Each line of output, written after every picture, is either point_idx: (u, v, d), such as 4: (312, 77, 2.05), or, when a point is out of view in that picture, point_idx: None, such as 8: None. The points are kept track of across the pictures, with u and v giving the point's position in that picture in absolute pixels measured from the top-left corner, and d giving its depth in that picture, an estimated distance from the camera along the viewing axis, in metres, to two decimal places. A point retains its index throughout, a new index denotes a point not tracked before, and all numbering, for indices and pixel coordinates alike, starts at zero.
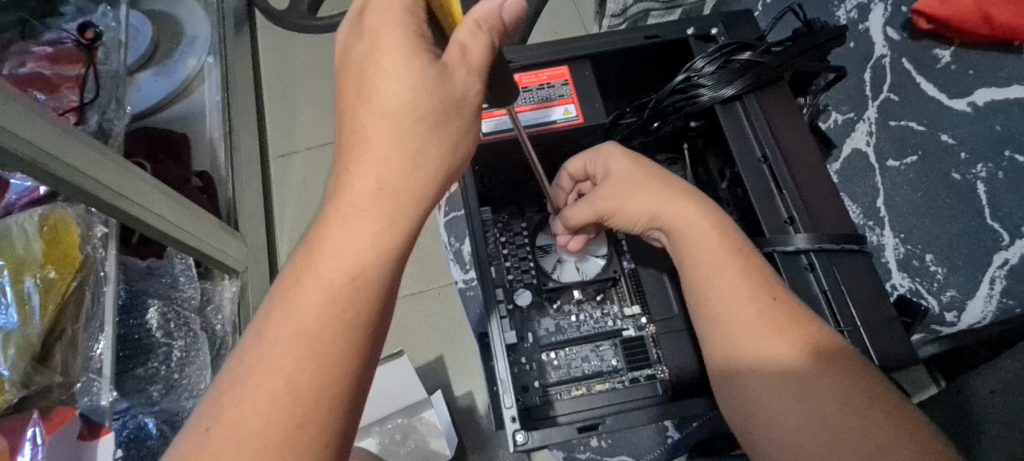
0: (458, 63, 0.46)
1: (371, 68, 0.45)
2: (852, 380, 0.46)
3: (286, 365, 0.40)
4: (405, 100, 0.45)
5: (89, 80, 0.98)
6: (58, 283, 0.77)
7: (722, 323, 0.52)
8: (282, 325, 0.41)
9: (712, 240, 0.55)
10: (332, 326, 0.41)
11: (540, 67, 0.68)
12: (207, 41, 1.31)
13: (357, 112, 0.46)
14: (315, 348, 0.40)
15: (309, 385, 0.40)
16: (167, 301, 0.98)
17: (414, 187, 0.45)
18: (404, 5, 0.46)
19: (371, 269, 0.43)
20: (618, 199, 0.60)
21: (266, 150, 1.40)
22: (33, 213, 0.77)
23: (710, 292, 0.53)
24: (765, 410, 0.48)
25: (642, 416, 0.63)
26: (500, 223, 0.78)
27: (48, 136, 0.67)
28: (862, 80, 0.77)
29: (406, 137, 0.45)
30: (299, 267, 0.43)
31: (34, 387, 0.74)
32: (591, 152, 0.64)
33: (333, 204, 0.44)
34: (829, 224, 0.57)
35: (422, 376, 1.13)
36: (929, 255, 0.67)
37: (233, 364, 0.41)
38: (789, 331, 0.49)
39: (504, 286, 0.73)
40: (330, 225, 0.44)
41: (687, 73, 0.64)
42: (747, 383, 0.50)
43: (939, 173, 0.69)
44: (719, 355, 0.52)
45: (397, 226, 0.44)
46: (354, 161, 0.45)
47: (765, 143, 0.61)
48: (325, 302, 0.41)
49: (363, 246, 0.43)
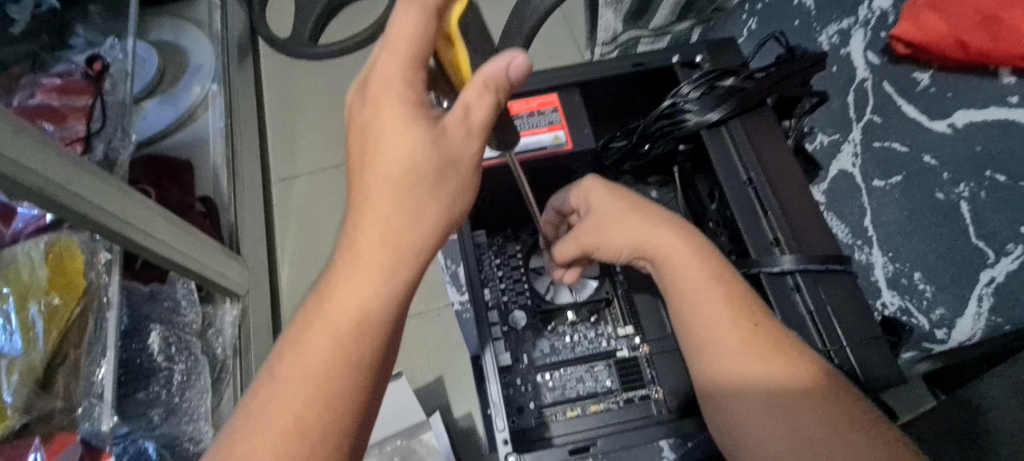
0: (459, 125, 0.47)
1: (374, 127, 0.47)
2: (837, 411, 0.48)
3: (295, 403, 0.43)
4: (405, 163, 0.46)
5: (95, 110, 1.01)
6: (62, 309, 0.78)
7: (713, 351, 0.53)
8: (292, 366, 0.44)
9: (705, 273, 0.56)
10: (338, 368, 0.43)
11: (530, 95, 0.69)
12: (211, 69, 1.36)
13: (362, 166, 0.48)
14: (322, 389, 0.43)
15: (317, 423, 0.42)
16: (168, 325, 0.99)
17: (413, 238, 0.47)
18: (406, 76, 0.47)
19: (374, 316, 0.45)
20: (598, 232, 0.62)
21: (268, 174, 1.43)
22: (39, 241, 0.79)
23: (702, 324, 0.54)
24: (752, 434, 0.49)
25: (659, 432, 0.63)
26: (494, 245, 0.79)
27: (51, 164, 0.69)
28: (845, 103, 0.78)
29: (407, 193, 0.47)
30: (310, 312, 0.46)
31: (35, 412, 0.75)
32: (576, 187, 0.65)
33: (343, 255, 0.47)
34: (814, 245, 0.59)
35: (422, 398, 1.13)
36: (917, 273, 0.68)
37: (248, 399, 0.45)
38: (777, 357, 0.51)
39: (499, 308, 0.74)
40: (338, 274, 0.46)
41: (673, 99, 0.66)
42: (737, 413, 0.51)
43: (924, 194, 0.70)
44: (709, 380, 0.53)
45: (398, 273, 0.46)
46: (361, 212, 0.47)
47: (749, 166, 0.63)
48: (332, 346, 0.44)
49: (368, 293, 0.45)
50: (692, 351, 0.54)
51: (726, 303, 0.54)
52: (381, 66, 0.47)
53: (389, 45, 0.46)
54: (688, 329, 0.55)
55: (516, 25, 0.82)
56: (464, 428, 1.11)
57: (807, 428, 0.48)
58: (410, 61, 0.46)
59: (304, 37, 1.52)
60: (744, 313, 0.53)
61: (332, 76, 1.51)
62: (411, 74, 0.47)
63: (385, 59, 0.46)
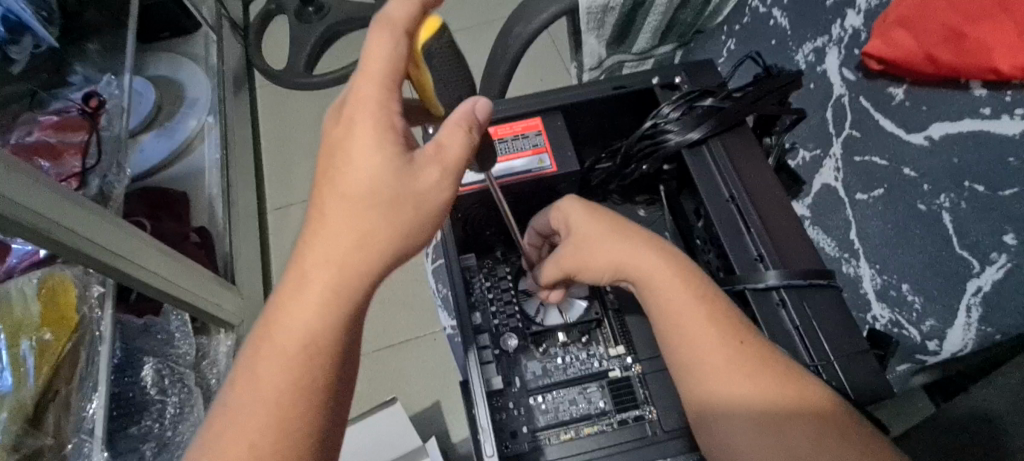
0: (433, 159, 0.50)
1: (341, 152, 0.49)
2: (819, 430, 0.48)
3: (248, 431, 0.44)
4: (366, 186, 0.48)
5: (91, 145, 1.02)
6: (53, 345, 0.79)
7: (696, 370, 0.53)
8: (245, 392, 0.45)
9: (687, 293, 0.56)
10: (289, 393, 0.44)
11: (513, 120, 0.71)
12: (208, 101, 1.38)
13: (324, 187, 0.49)
14: (275, 415, 0.44)
15: (270, 449, 0.43)
16: (162, 358, 0.99)
17: (362, 262, 0.48)
18: (379, 100, 0.49)
19: (322, 338, 0.46)
20: (579, 251, 0.62)
21: (265, 203, 1.44)
22: (32, 276, 0.80)
23: (679, 341, 0.54)
24: (737, 453, 0.49)
25: (659, 450, 0.65)
26: (485, 268, 0.80)
27: (44, 201, 0.70)
28: (824, 118, 0.80)
29: (361, 218, 0.48)
30: (259, 335, 0.47)
31: (24, 450, 0.74)
32: (554, 209, 0.66)
33: (291, 276, 0.48)
34: (797, 261, 0.59)
35: (419, 424, 1.12)
36: (905, 285, 0.69)
37: (206, 427, 0.46)
38: (760, 375, 0.50)
39: (490, 331, 0.75)
40: (285, 297, 0.47)
41: (654, 120, 0.67)
42: (716, 428, 0.51)
43: (906, 204, 0.70)
44: (694, 401, 0.53)
45: (347, 295, 0.47)
46: (313, 234, 0.48)
47: (731, 184, 0.64)
48: (282, 370, 0.45)
49: (314, 315, 0.46)
50: (673, 369, 0.55)
51: (707, 320, 0.54)
52: (357, 91, 0.49)
53: (365, 71, 0.49)
54: (667, 347, 0.55)
55: (500, 52, 0.84)
56: (462, 454, 1.09)
57: (789, 447, 0.48)
58: (386, 86, 0.49)
59: (298, 67, 1.55)
60: (727, 330, 0.53)
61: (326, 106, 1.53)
62: (384, 96, 0.49)
63: (361, 85, 0.49)
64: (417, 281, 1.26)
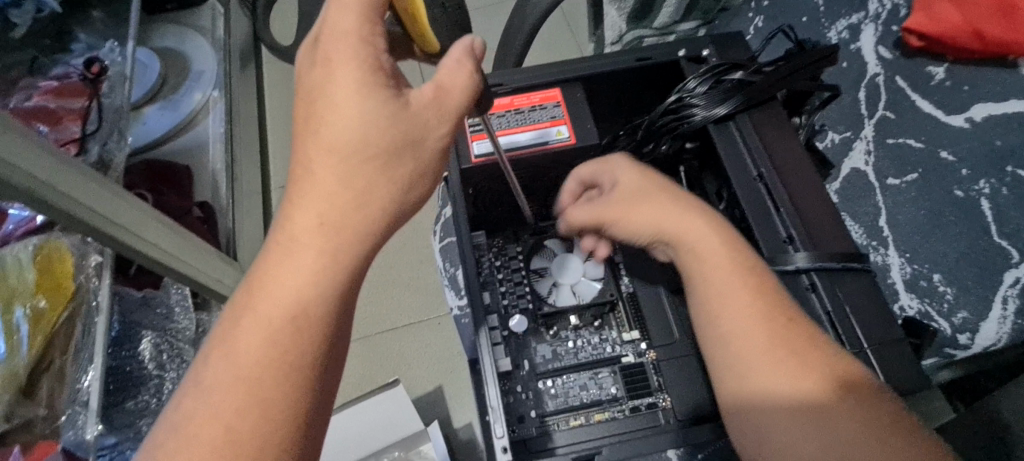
0: (429, 104, 0.49)
1: (322, 100, 0.47)
2: (870, 419, 0.44)
3: (224, 414, 0.40)
4: (357, 139, 0.46)
5: (92, 111, 0.99)
6: (48, 313, 0.75)
7: (733, 344, 0.50)
8: (220, 369, 0.41)
9: (732, 263, 0.53)
10: (274, 369, 0.41)
11: (531, 89, 0.67)
12: (214, 74, 1.34)
13: (307, 142, 0.47)
14: (256, 395, 0.40)
15: (250, 433, 0.39)
16: (161, 333, 0.96)
17: (359, 223, 0.46)
18: (360, 35, 0.47)
19: (314, 307, 0.43)
20: (621, 210, 0.59)
21: (269, 181, 1.40)
22: (28, 244, 0.77)
23: (717, 319, 0.51)
24: (775, 437, 0.46)
25: (667, 441, 0.61)
26: (494, 247, 0.76)
27: (44, 166, 0.67)
28: (857, 100, 0.77)
29: (353, 174, 0.46)
30: (240, 306, 0.43)
31: (16, 421, 0.71)
32: (598, 163, 0.63)
33: (276, 238, 0.45)
34: (830, 243, 0.56)
35: (422, 408, 1.10)
36: (936, 275, 0.66)
37: (174, 408, 0.41)
38: (806, 351, 0.48)
39: (499, 312, 0.71)
40: (271, 261, 0.44)
41: (679, 93, 0.64)
42: (753, 416, 0.48)
43: (942, 191, 0.66)
44: (733, 378, 0.49)
45: (340, 258, 0.45)
46: (298, 196, 0.46)
47: (760, 161, 0.60)
48: (266, 344, 0.41)
49: (302, 283, 0.43)
50: (713, 345, 0.51)
51: (749, 296, 0.51)
52: (332, 26, 0.48)
53: (342, 4, 0.48)
54: (705, 327, 0.52)
55: (517, 23, 0.80)
56: (464, 440, 1.06)
57: (842, 442, 0.44)
58: (364, 18, 0.48)
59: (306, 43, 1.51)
60: (774, 306, 0.50)
61: None
62: (366, 31, 0.47)
63: (337, 20, 0.47)
64: (421, 263, 1.23)
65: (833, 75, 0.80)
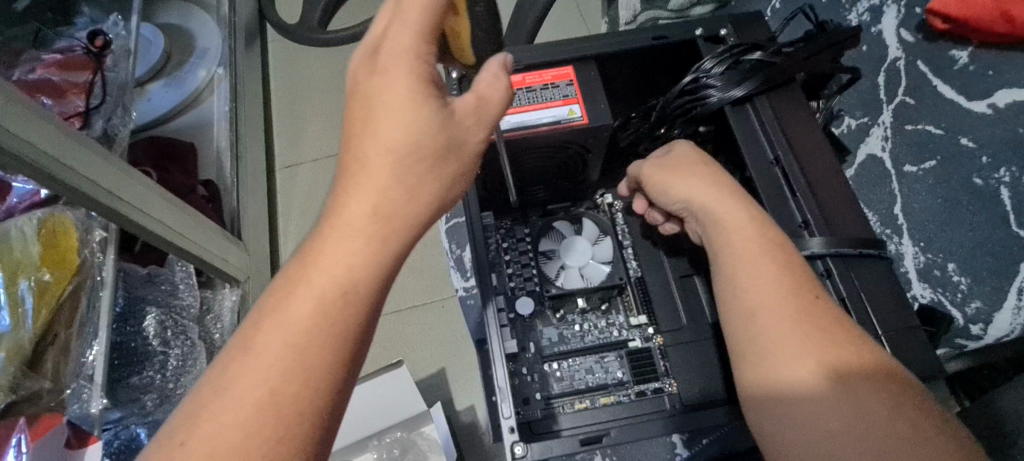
0: (469, 113, 0.49)
1: (383, 84, 0.46)
2: (896, 403, 0.44)
3: (269, 377, 0.38)
4: (410, 139, 0.45)
5: (96, 86, 0.98)
6: (53, 287, 0.74)
7: (757, 323, 0.50)
8: (269, 335, 0.39)
9: (762, 245, 0.53)
10: (322, 340, 0.39)
11: (544, 67, 0.65)
12: (218, 52, 1.31)
13: (358, 139, 0.46)
14: (302, 363, 0.39)
15: (293, 401, 0.38)
16: (166, 309, 0.94)
17: (411, 210, 0.45)
18: (417, 51, 0.47)
19: (362, 286, 0.41)
20: (662, 177, 0.61)
21: (273, 161, 1.38)
22: (33, 217, 0.74)
23: (746, 296, 0.52)
24: (799, 412, 0.46)
25: (659, 426, 0.61)
26: (502, 229, 0.76)
27: (46, 136, 0.65)
28: (876, 84, 0.77)
29: (404, 173, 0.45)
30: (290, 278, 0.41)
31: (21, 392, 0.70)
32: (662, 148, 0.65)
33: (331, 219, 0.43)
34: (846, 229, 0.55)
35: (423, 391, 1.09)
36: (950, 265, 0.67)
37: (217, 370, 0.40)
38: (832, 333, 0.48)
39: (505, 293, 0.71)
40: (327, 236, 0.42)
41: (696, 73, 0.63)
42: (776, 396, 0.48)
43: (960, 179, 0.67)
44: (755, 355, 0.50)
45: (388, 245, 0.43)
46: (356, 175, 0.44)
47: (777, 145, 0.59)
48: (316, 315, 0.40)
49: (357, 261, 0.42)
50: (736, 323, 0.52)
51: (782, 276, 0.52)
52: (392, 37, 0.47)
53: (403, 16, 0.47)
54: (730, 303, 0.53)
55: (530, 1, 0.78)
56: (467, 422, 1.07)
57: (872, 427, 0.43)
58: (422, 34, 0.47)
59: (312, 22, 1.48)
60: (803, 289, 0.51)
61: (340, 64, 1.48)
62: (422, 49, 0.47)
63: (397, 31, 0.47)
64: (426, 247, 1.22)
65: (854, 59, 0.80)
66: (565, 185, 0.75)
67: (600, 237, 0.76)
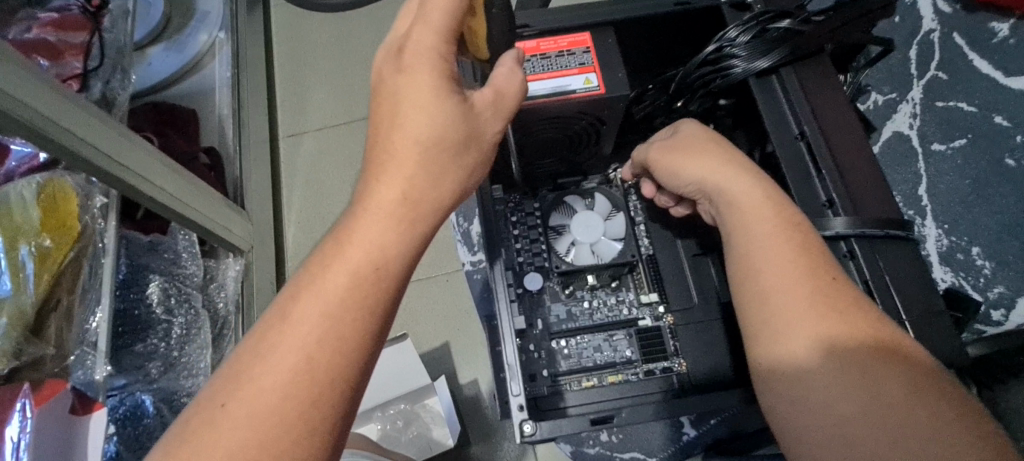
0: (486, 106, 0.49)
1: (408, 73, 0.46)
2: (914, 384, 0.43)
3: (307, 344, 0.38)
4: (436, 132, 0.45)
5: (93, 47, 0.94)
6: (54, 253, 0.72)
7: (770, 305, 0.49)
8: (306, 304, 0.39)
9: (778, 223, 0.52)
10: (353, 310, 0.40)
11: (559, 33, 0.62)
12: (219, 15, 1.26)
13: (384, 133, 0.46)
14: (335, 331, 0.39)
15: (329, 366, 0.38)
16: (168, 277, 0.92)
17: (438, 197, 0.45)
18: (439, 52, 0.47)
19: (393, 261, 0.42)
20: (672, 159, 0.59)
21: (275, 128, 1.33)
22: (32, 180, 0.72)
23: (761, 277, 0.50)
24: (817, 396, 0.44)
25: (647, 413, 0.61)
26: (511, 202, 0.73)
27: (45, 99, 0.63)
28: (908, 58, 0.89)
29: (429, 163, 0.45)
30: (328, 254, 0.42)
31: (25, 359, 0.68)
32: (669, 128, 0.63)
33: (361, 207, 0.43)
34: (872, 208, 0.54)
35: (427, 364, 1.08)
36: (974, 249, 0.78)
37: (251, 339, 0.40)
38: (849, 314, 0.47)
39: (513, 269, 0.70)
40: (361, 219, 0.43)
41: (719, 42, 0.59)
42: (790, 380, 0.46)
43: (972, 167, 0.81)
44: (770, 338, 0.48)
45: (416, 227, 0.44)
46: (385, 165, 0.45)
47: (803, 119, 0.57)
48: (350, 285, 0.40)
49: (388, 238, 0.42)
50: (749, 305, 0.50)
51: (799, 258, 0.50)
52: (416, 38, 0.47)
53: (425, 16, 0.46)
54: (743, 285, 0.51)
55: None
56: (470, 396, 1.05)
57: (897, 406, 0.42)
58: (444, 37, 0.47)
59: None
60: (819, 269, 0.49)
61: (344, 28, 1.41)
62: (445, 49, 0.47)
63: (420, 32, 0.46)
64: None
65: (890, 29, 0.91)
66: (578, 158, 0.73)
67: (612, 212, 0.72)
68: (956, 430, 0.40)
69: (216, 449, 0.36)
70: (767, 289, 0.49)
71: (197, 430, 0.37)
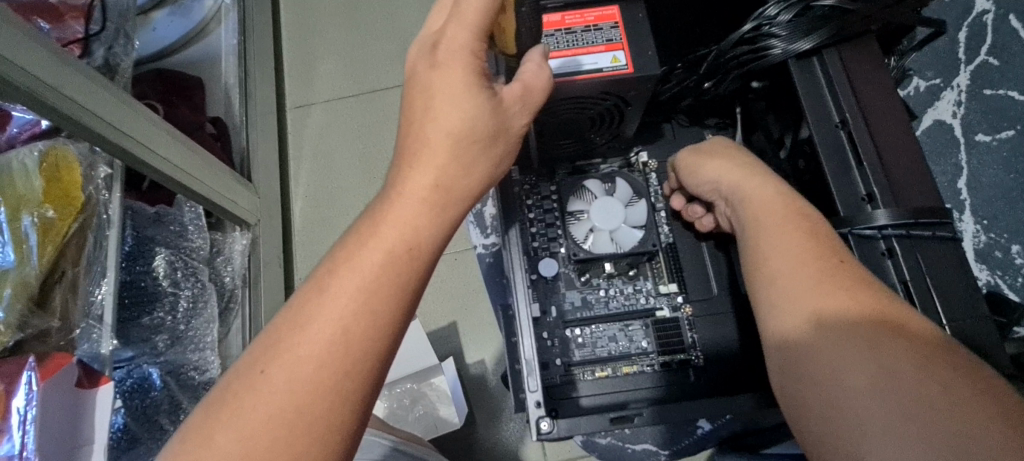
0: (517, 100, 0.46)
1: (445, 67, 0.44)
2: (937, 366, 0.39)
3: (342, 316, 0.36)
4: (469, 123, 0.43)
5: (94, 10, 0.88)
6: (58, 224, 0.69)
7: (780, 282, 0.46)
8: (343, 278, 0.37)
9: (787, 209, 0.50)
10: (387, 286, 0.38)
11: (586, 6, 0.58)
12: None
13: (418, 123, 0.44)
14: (367, 304, 0.37)
15: (363, 335, 0.36)
16: (175, 250, 0.90)
17: (467, 187, 0.43)
18: (473, 49, 0.45)
19: (427, 242, 0.40)
20: (692, 159, 0.59)
21: (282, 99, 1.29)
22: (33, 148, 0.69)
23: (769, 262, 0.48)
24: (826, 370, 0.41)
25: (652, 413, 0.59)
26: (526, 184, 0.69)
27: (48, 67, 0.61)
28: (957, 39, 0.87)
29: (462, 154, 0.43)
30: (359, 234, 0.39)
31: (30, 331, 0.67)
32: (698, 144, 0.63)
33: (391, 197, 0.41)
34: (913, 203, 0.51)
35: (434, 343, 1.06)
36: (1013, 246, 0.79)
37: (289, 313, 0.37)
38: (858, 292, 0.44)
39: (527, 255, 0.67)
40: (396, 201, 0.41)
41: (757, 20, 0.56)
42: (796, 359, 0.43)
43: (1015, 162, 0.81)
44: (778, 319, 0.46)
45: (448, 212, 0.42)
46: (417, 154, 0.43)
47: (844, 105, 0.54)
48: (384, 263, 0.38)
49: (420, 221, 0.40)
50: (758, 289, 0.48)
51: (808, 243, 0.47)
52: (451, 35, 0.44)
53: (462, 14, 0.44)
54: (754, 272, 0.49)
55: None
56: (476, 376, 1.03)
57: (913, 380, 0.38)
58: (480, 34, 0.44)
59: None
60: (827, 251, 0.47)
61: None
62: (478, 46, 0.45)
63: (455, 30, 0.44)
64: None
65: (941, 9, 0.89)
66: (598, 139, 0.69)
67: (633, 199, 0.69)
68: (982, 412, 0.36)
69: (254, 414, 0.34)
70: (774, 270, 0.47)
71: (236, 395, 0.35)
